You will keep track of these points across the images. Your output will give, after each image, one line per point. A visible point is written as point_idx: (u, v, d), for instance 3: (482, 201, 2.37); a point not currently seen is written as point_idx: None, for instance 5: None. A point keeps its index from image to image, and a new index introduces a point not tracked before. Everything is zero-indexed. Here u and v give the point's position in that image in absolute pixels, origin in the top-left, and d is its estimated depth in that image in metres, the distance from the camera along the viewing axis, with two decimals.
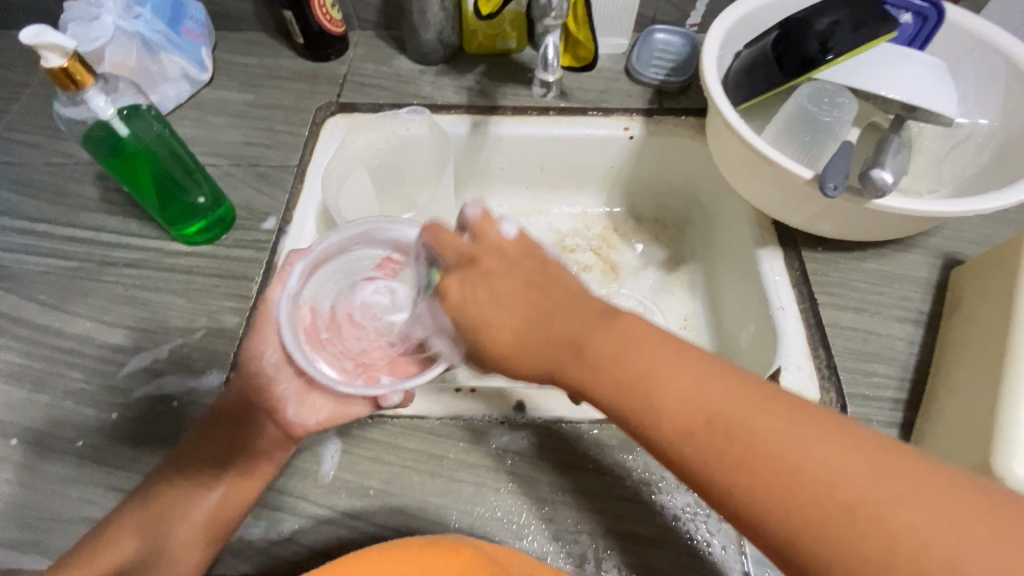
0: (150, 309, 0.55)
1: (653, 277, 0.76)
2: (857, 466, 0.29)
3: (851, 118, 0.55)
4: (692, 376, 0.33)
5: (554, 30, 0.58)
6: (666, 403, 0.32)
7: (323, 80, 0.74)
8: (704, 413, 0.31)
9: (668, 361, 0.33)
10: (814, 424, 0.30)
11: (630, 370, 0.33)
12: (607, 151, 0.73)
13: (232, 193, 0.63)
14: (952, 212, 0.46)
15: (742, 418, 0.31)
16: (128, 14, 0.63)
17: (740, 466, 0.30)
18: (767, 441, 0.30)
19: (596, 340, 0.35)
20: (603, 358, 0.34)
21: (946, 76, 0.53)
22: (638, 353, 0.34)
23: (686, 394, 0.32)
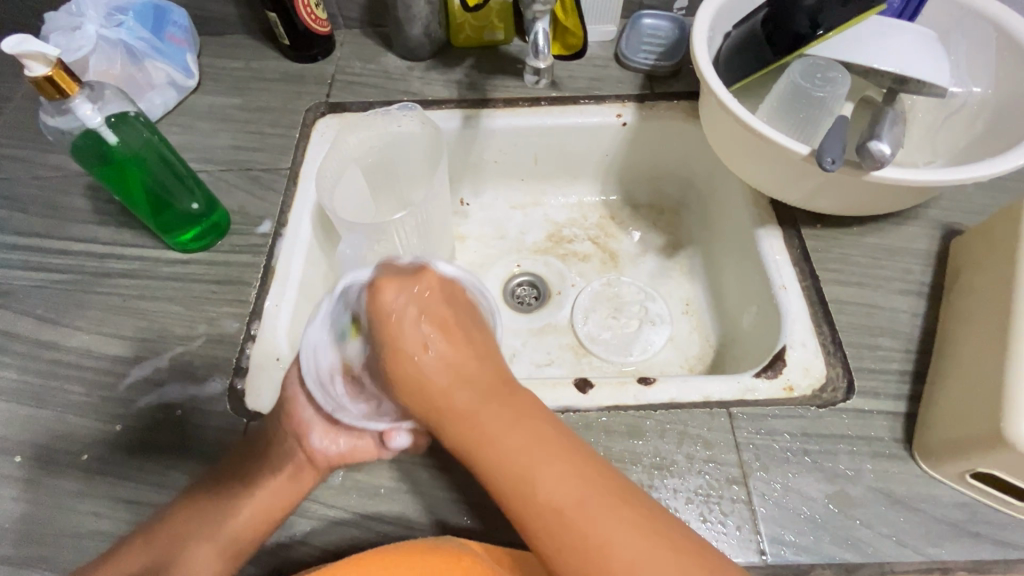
0: (148, 318, 0.55)
1: (652, 263, 0.76)
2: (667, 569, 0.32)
3: (844, 92, 0.55)
4: (542, 440, 0.36)
5: (544, 18, 0.57)
6: (535, 491, 0.34)
7: (311, 80, 0.73)
8: (558, 503, 0.34)
9: (530, 433, 0.36)
10: (638, 521, 0.34)
11: (489, 428, 0.36)
12: (600, 139, 0.73)
13: (225, 199, 0.63)
14: (949, 181, 0.46)
15: (571, 487, 0.34)
16: (110, 22, 0.63)
17: (554, 537, 0.33)
18: (582, 509, 0.34)
19: (478, 403, 0.37)
20: (474, 421, 0.37)
21: (938, 50, 0.53)
22: (503, 417, 0.37)
23: (533, 456, 0.35)
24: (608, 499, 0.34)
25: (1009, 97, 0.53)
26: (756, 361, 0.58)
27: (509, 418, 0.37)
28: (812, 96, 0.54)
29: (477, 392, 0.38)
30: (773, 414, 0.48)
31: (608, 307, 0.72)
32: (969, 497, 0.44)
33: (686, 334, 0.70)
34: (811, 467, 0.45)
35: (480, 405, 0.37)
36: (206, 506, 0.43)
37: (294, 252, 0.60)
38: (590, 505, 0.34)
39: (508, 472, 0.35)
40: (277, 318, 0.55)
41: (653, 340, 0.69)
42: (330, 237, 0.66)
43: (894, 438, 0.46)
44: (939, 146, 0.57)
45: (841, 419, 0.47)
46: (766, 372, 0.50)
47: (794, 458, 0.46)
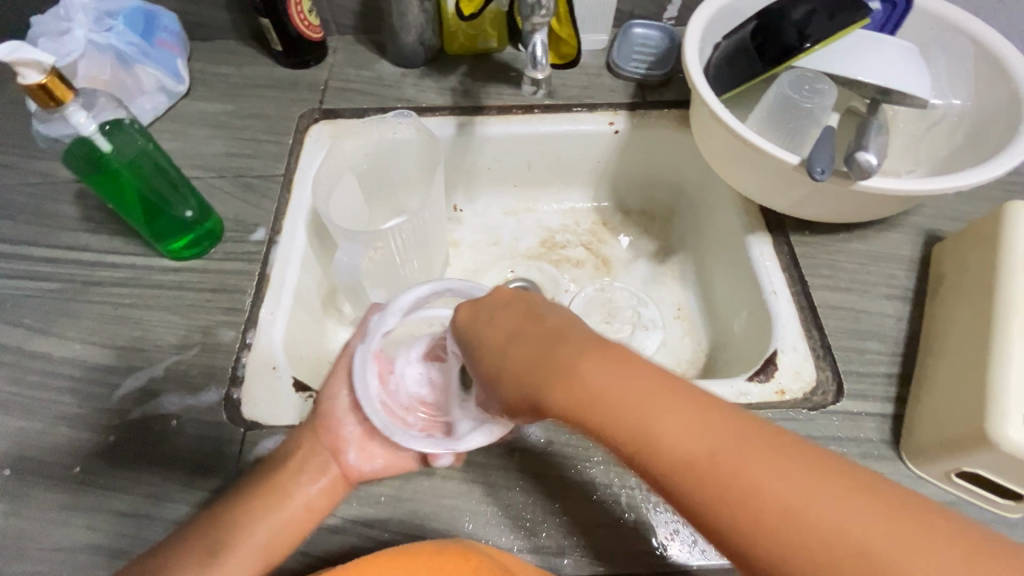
0: (142, 327, 0.54)
1: (644, 268, 0.77)
2: (851, 510, 0.26)
3: (831, 103, 0.56)
4: (701, 420, 0.29)
5: (542, 29, 0.59)
6: (663, 441, 0.29)
7: (304, 87, 0.73)
8: (694, 455, 0.29)
9: (677, 407, 0.30)
10: (810, 467, 0.27)
11: (632, 402, 0.31)
12: (594, 146, 0.73)
13: (219, 206, 0.62)
14: (935, 189, 0.48)
15: (727, 453, 0.28)
16: (100, 27, 0.62)
17: (733, 506, 0.27)
18: (749, 477, 0.27)
19: (599, 372, 0.32)
20: (598, 392, 0.32)
21: (920, 63, 0.55)
22: (635, 390, 0.31)
23: (674, 425, 0.30)
24: (763, 444, 0.28)
25: (987, 109, 0.55)
26: (747, 364, 0.59)
27: (632, 382, 0.32)
28: (800, 107, 0.56)
29: (601, 362, 0.33)
30: (766, 417, 0.49)
31: (603, 312, 0.73)
32: (954, 495, 0.45)
33: (679, 338, 0.71)
34: None
35: (605, 371, 0.32)
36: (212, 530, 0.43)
37: (289, 259, 0.59)
38: (734, 455, 0.28)
39: (680, 465, 0.29)
40: (273, 326, 0.55)
41: (647, 345, 0.70)
42: (325, 244, 0.66)
43: (882, 439, 0.48)
44: (921, 155, 0.59)
45: (831, 421, 0.49)
46: (759, 376, 0.51)
47: None
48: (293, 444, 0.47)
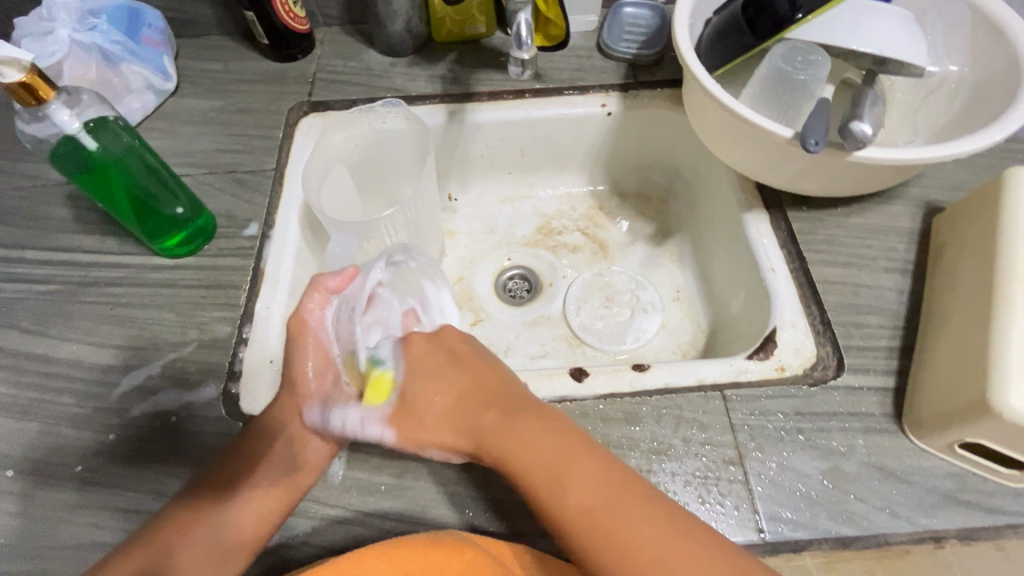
0: (137, 326, 0.54)
1: (641, 251, 0.76)
2: (661, 539, 0.37)
3: (826, 74, 0.55)
4: (590, 472, 0.40)
5: (525, 7, 0.57)
6: (568, 482, 0.39)
7: (292, 80, 0.72)
8: (584, 497, 0.39)
9: (562, 453, 0.40)
10: (642, 510, 0.38)
11: (542, 460, 0.40)
12: (587, 129, 0.73)
13: (210, 202, 0.62)
14: (931, 159, 0.47)
15: (617, 509, 0.38)
16: (83, 26, 0.62)
17: (596, 533, 0.37)
18: (626, 527, 0.37)
19: (519, 435, 0.42)
20: (524, 453, 0.41)
21: (916, 32, 0.54)
22: (555, 448, 0.41)
23: (570, 475, 0.39)
24: (662, 521, 0.37)
25: (985, 75, 0.54)
26: (747, 343, 0.59)
27: (550, 441, 0.41)
28: (793, 79, 0.55)
29: (510, 417, 0.43)
30: (766, 395, 0.48)
31: (600, 297, 0.72)
32: (957, 466, 0.45)
33: (678, 321, 0.70)
34: (805, 445, 0.46)
35: (528, 427, 0.42)
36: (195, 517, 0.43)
37: (283, 253, 0.59)
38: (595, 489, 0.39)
39: (584, 524, 0.38)
40: (269, 320, 0.55)
41: (646, 328, 0.69)
42: (319, 238, 0.65)
43: (885, 413, 0.47)
44: (918, 125, 0.58)
45: (833, 396, 0.48)
46: (758, 354, 0.51)
47: (788, 436, 0.46)
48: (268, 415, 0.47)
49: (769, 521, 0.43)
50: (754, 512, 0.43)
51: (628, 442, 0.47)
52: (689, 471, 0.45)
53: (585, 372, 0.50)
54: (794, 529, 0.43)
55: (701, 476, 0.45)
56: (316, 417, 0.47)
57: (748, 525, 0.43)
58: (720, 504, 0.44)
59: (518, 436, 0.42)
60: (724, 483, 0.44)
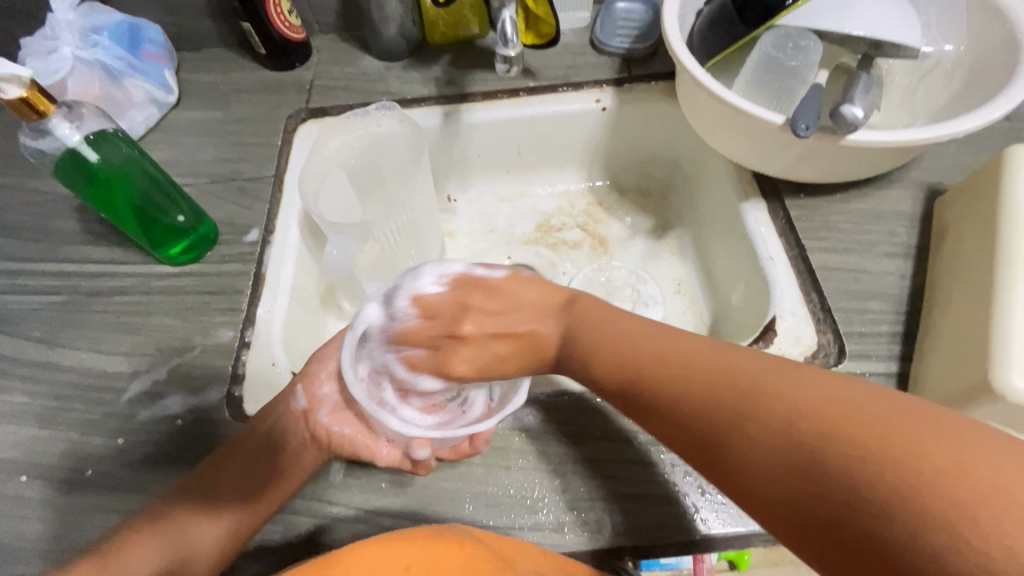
0: (144, 333, 0.55)
1: (642, 246, 0.76)
2: (799, 382, 0.34)
3: (818, 60, 0.54)
4: (687, 343, 0.40)
5: (511, 5, 0.58)
6: (631, 351, 0.41)
7: (290, 88, 0.73)
8: (658, 357, 0.40)
9: (661, 337, 0.41)
10: (757, 361, 0.36)
11: (634, 343, 0.41)
12: (583, 125, 0.73)
13: (212, 210, 0.63)
14: (925, 140, 0.46)
15: (723, 373, 0.36)
16: (86, 43, 0.63)
17: (715, 387, 0.36)
18: (725, 383, 0.36)
19: (584, 333, 0.44)
20: (606, 338, 0.42)
21: (909, 15, 0.53)
22: (633, 326, 0.43)
23: (661, 342, 0.40)
24: (789, 377, 0.34)
25: (982, 55, 0.53)
26: (749, 334, 0.58)
27: (620, 324, 0.43)
28: (784, 66, 0.54)
29: (592, 319, 0.44)
30: None
31: (602, 292, 0.72)
32: None
33: (680, 314, 0.70)
34: None
35: (606, 324, 0.43)
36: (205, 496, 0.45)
37: (284, 258, 0.60)
38: (686, 349, 0.39)
39: (667, 381, 0.38)
40: (271, 324, 0.56)
41: None
42: (320, 242, 0.66)
43: None
44: (917, 108, 0.57)
45: None
46: (758, 343, 0.50)
47: None
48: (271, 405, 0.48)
49: None
50: None
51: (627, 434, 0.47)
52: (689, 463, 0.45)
53: None
54: None
55: None
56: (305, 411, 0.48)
57: None
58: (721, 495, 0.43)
59: (596, 325, 0.44)
60: None
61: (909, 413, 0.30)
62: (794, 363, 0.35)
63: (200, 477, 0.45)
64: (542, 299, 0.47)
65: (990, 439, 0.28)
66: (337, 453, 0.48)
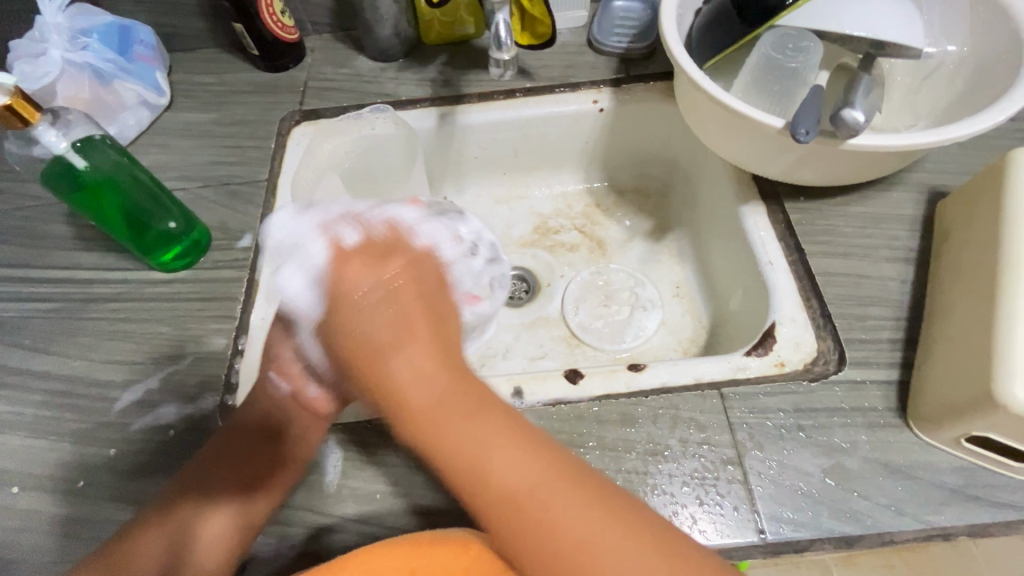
0: (136, 340, 0.55)
1: (640, 248, 0.75)
2: (620, 549, 0.32)
3: (818, 62, 0.53)
4: (529, 466, 0.34)
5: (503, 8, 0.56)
6: (496, 474, 0.34)
7: (284, 89, 0.73)
8: (516, 493, 0.33)
9: (507, 444, 0.35)
10: (581, 499, 0.34)
11: (481, 452, 0.34)
12: (580, 127, 0.72)
13: (205, 215, 0.62)
14: (932, 143, 0.45)
15: (556, 502, 0.33)
16: (75, 45, 0.62)
17: (551, 551, 0.32)
18: (553, 518, 0.33)
19: (462, 431, 0.35)
20: (459, 452, 0.34)
21: (908, 10, 0.52)
22: (483, 430, 0.35)
23: (506, 467, 0.34)
24: (599, 515, 0.33)
25: (986, 55, 0.52)
26: (748, 339, 0.57)
27: (480, 432, 0.35)
28: (785, 67, 0.53)
29: (455, 402, 0.36)
30: (765, 392, 0.47)
31: (599, 296, 0.71)
32: (965, 462, 0.43)
33: (678, 318, 0.69)
34: (807, 443, 0.45)
35: (459, 429, 0.35)
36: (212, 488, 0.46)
37: None
38: (507, 476, 0.34)
39: (508, 514, 0.33)
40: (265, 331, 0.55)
41: (646, 325, 0.68)
42: None
43: (889, 407, 0.46)
44: (919, 109, 0.56)
45: (835, 391, 0.47)
46: (758, 350, 0.50)
47: (788, 434, 0.45)
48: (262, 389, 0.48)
49: (770, 522, 0.42)
50: (754, 512, 0.42)
51: (625, 444, 0.46)
52: (686, 473, 0.44)
53: (580, 374, 0.49)
54: (796, 529, 0.42)
55: (699, 476, 0.44)
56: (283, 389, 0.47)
57: (748, 525, 0.42)
58: (719, 504, 0.43)
59: (452, 432, 0.35)
60: (723, 483, 0.43)
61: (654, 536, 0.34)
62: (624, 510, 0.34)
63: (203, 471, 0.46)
64: (437, 382, 0.36)
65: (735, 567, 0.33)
66: (333, 465, 0.47)
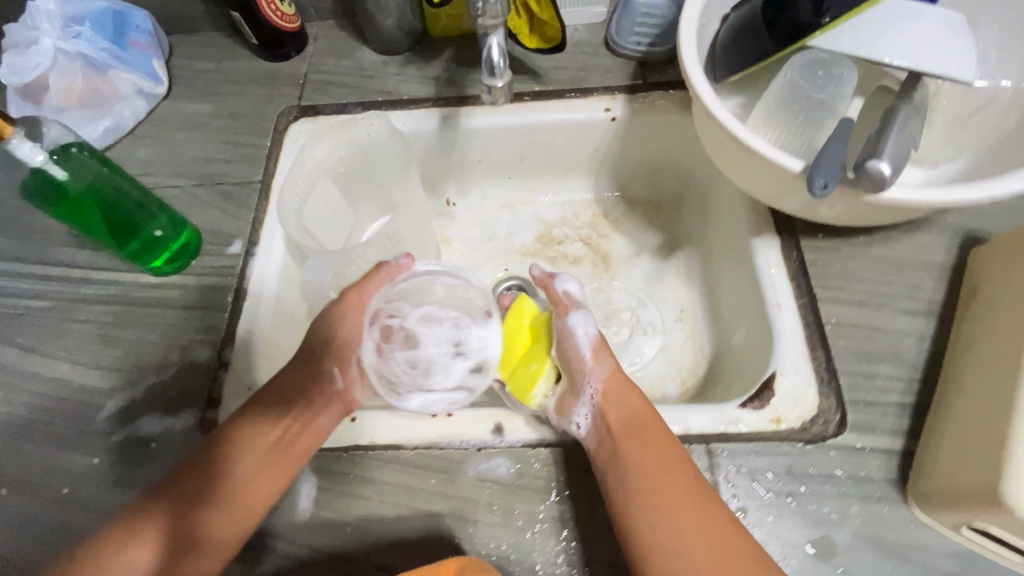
0: (124, 347, 0.55)
1: (647, 266, 0.71)
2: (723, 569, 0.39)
3: (850, 91, 0.48)
4: (687, 491, 0.42)
5: (498, 30, 0.47)
6: (669, 495, 0.42)
7: (283, 81, 0.70)
8: (668, 507, 0.42)
9: (669, 486, 0.43)
10: (707, 522, 0.41)
11: (657, 482, 0.43)
12: (589, 135, 0.68)
13: (197, 216, 0.61)
14: (965, 202, 0.40)
15: (690, 521, 0.41)
16: (67, 34, 0.61)
17: (676, 555, 0.40)
18: (673, 532, 0.41)
19: (633, 451, 0.44)
20: (638, 470, 0.43)
21: (956, 23, 0.45)
22: (659, 460, 0.44)
23: (675, 498, 0.42)
24: (717, 538, 0.40)
25: None
26: (748, 384, 0.54)
27: (662, 461, 0.44)
28: (813, 97, 0.48)
29: (639, 440, 0.45)
30: (755, 450, 0.45)
31: (599, 315, 0.68)
32: (965, 546, 0.41)
33: (680, 344, 0.66)
34: (795, 511, 0.43)
35: (644, 457, 0.44)
36: (249, 458, 0.46)
37: (267, 271, 0.58)
38: (670, 493, 0.42)
39: (658, 539, 0.41)
40: (251, 344, 0.54)
41: (645, 351, 0.66)
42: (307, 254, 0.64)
43: (887, 479, 0.43)
44: (962, 144, 0.51)
45: (831, 456, 0.44)
46: (753, 402, 0.47)
47: (775, 500, 0.43)
48: (316, 335, 0.53)
49: None
50: None
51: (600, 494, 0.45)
52: None
53: (564, 415, 0.47)
54: None
55: None
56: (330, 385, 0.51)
57: None
58: None
59: (647, 454, 0.44)
60: None
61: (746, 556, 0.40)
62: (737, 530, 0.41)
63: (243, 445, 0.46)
64: (630, 425, 0.46)
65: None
66: (305, 493, 0.46)
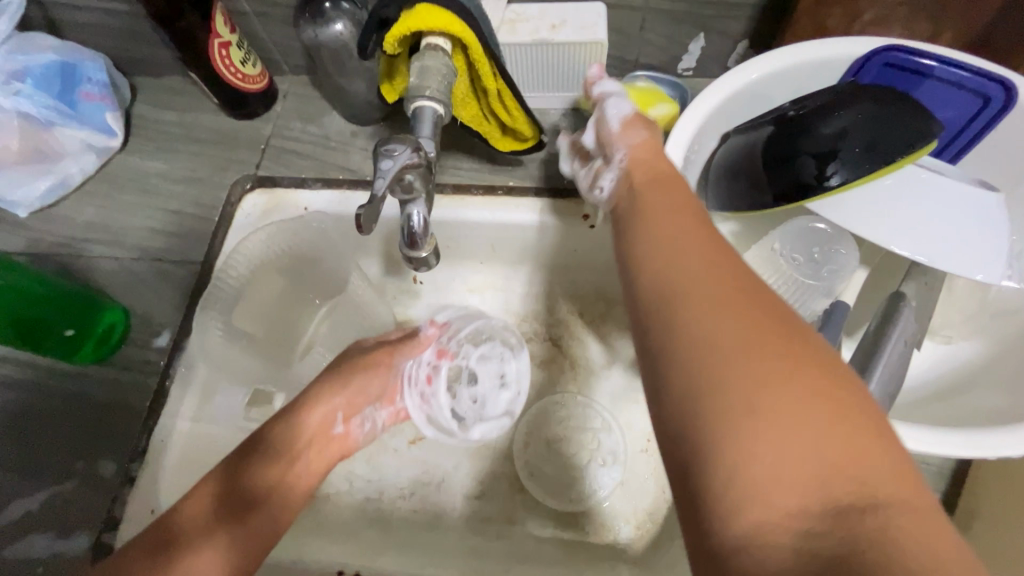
0: (31, 447, 0.52)
1: (619, 380, 0.64)
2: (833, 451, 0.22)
3: (840, 271, 0.44)
4: (749, 324, 0.24)
5: (420, 200, 0.42)
6: (699, 325, 0.25)
7: (244, 144, 0.65)
8: (722, 357, 0.24)
9: (717, 287, 0.25)
10: (803, 389, 0.22)
11: (690, 290, 0.26)
12: (567, 237, 0.60)
13: (129, 300, 0.57)
14: (938, 452, 0.37)
15: (774, 381, 0.23)
16: (6, 90, 0.56)
17: (727, 428, 0.22)
18: (761, 405, 0.22)
19: (647, 245, 0.29)
20: (652, 271, 0.28)
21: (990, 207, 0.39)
22: (699, 264, 0.27)
23: (711, 325, 0.24)
24: (817, 405, 0.22)
25: None
26: None
27: (694, 264, 0.27)
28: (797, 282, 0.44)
29: (659, 193, 0.33)
30: None
31: (556, 431, 0.62)
32: None
33: (641, 478, 0.60)
34: None
35: (667, 246, 0.28)
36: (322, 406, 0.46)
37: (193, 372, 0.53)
38: (706, 323, 0.24)
39: (689, 381, 0.24)
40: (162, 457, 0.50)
41: (601, 483, 0.60)
42: None
43: None
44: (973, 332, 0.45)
45: None
46: None
47: None
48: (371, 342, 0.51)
49: None
50: None
51: None
52: None
53: None
54: None
55: None
56: (331, 425, 0.46)
57: None
58: None
59: (661, 236, 0.29)
60: None
61: (842, 397, 0.23)
62: (845, 398, 0.23)
63: (309, 396, 0.46)
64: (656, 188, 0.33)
65: (896, 477, 0.22)
66: None
